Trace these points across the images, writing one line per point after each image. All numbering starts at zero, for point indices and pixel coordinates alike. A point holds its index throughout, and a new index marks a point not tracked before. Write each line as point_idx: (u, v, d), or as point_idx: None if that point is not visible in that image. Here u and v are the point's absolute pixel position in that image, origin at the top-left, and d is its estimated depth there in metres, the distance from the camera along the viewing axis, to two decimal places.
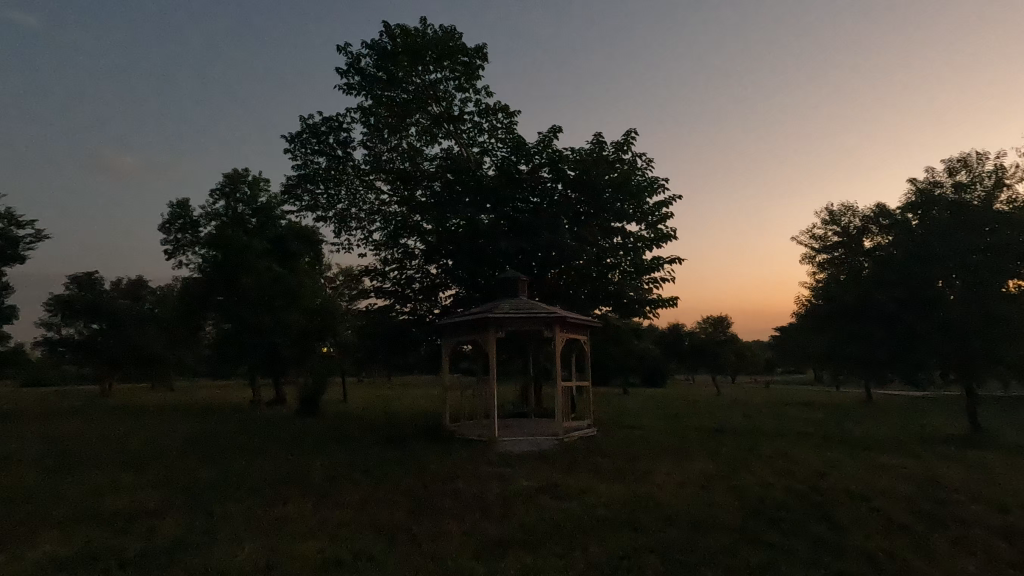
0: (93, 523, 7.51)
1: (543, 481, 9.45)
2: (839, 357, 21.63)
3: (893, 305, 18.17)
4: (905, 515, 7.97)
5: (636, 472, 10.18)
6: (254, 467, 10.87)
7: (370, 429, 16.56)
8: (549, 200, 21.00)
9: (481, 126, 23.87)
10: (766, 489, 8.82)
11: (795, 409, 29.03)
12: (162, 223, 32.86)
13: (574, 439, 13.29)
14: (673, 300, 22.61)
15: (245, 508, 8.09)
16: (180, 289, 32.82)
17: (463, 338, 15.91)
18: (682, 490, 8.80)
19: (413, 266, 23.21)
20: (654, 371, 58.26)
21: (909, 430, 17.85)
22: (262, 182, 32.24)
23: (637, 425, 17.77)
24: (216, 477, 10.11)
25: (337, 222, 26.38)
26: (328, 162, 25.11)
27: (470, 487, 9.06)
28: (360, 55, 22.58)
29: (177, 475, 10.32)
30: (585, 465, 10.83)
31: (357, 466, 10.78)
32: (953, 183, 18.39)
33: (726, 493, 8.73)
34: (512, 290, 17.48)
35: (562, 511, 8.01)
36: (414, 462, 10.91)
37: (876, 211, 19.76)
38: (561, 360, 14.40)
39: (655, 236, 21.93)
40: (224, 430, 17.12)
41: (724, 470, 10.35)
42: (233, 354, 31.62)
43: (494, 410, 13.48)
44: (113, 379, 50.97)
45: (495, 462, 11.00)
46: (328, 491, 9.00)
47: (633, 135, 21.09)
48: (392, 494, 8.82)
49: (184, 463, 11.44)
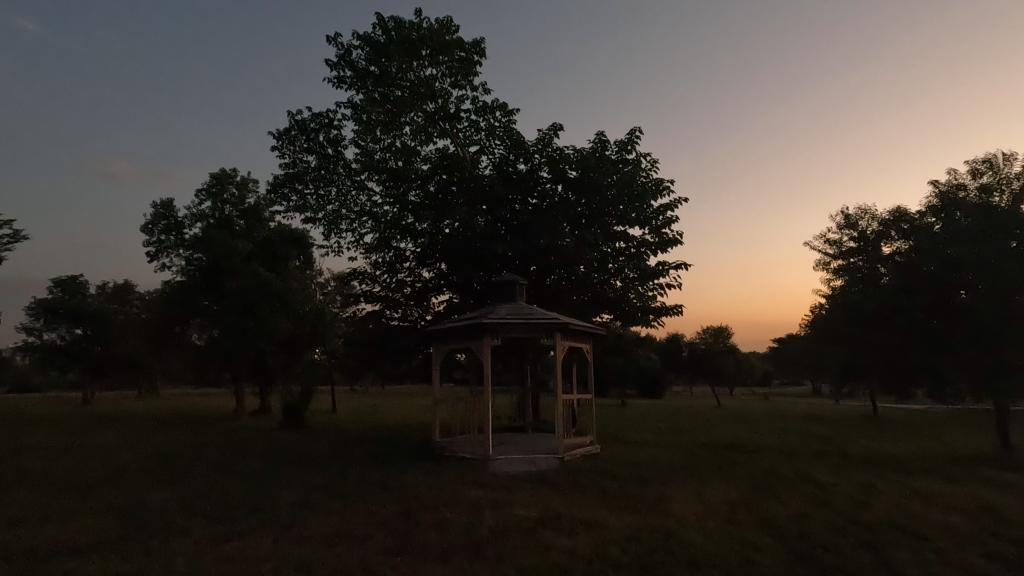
0: (4, 563, 6.36)
1: (545, 510, 8.30)
2: (854, 369, 20.52)
3: (918, 314, 17.01)
4: (978, 561, 6.81)
5: (649, 499, 9.03)
6: (215, 491, 9.71)
7: (354, 445, 15.38)
8: (549, 202, 19.82)
9: (478, 125, 22.78)
10: (805, 523, 7.65)
11: (805, 423, 27.78)
12: (144, 223, 31.54)
13: (576, 457, 12.09)
14: (678, 309, 21.48)
15: (191, 544, 6.92)
16: (164, 293, 31.63)
17: (455, 345, 14.71)
18: (706, 523, 7.69)
19: (405, 269, 22.06)
20: (652, 382, 57.13)
21: (932, 448, 16.69)
22: (251, 183, 31.01)
23: (641, 441, 16.53)
24: (169, 502, 8.96)
25: (327, 224, 25.18)
26: (317, 161, 23.97)
27: (458, 518, 7.88)
28: (351, 47, 21.41)
29: (126, 500, 9.17)
30: (591, 490, 9.65)
31: (333, 491, 9.62)
32: (977, 186, 17.35)
33: (757, 527, 7.58)
34: (509, 294, 16.31)
35: (570, 550, 6.83)
36: (398, 486, 9.74)
37: (895, 214, 18.63)
38: (562, 370, 13.09)
39: (660, 241, 20.82)
40: (194, 445, 15.88)
41: (750, 497, 9.19)
42: (217, 363, 30.36)
43: (489, 425, 12.10)
44: (96, 386, 49.70)
45: (489, 485, 9.85)
46: (292, 522, 7.81)
47: (638, 133, 20.05)
48: (367, 526, 7.66)
49: (139, 485, 10.26)
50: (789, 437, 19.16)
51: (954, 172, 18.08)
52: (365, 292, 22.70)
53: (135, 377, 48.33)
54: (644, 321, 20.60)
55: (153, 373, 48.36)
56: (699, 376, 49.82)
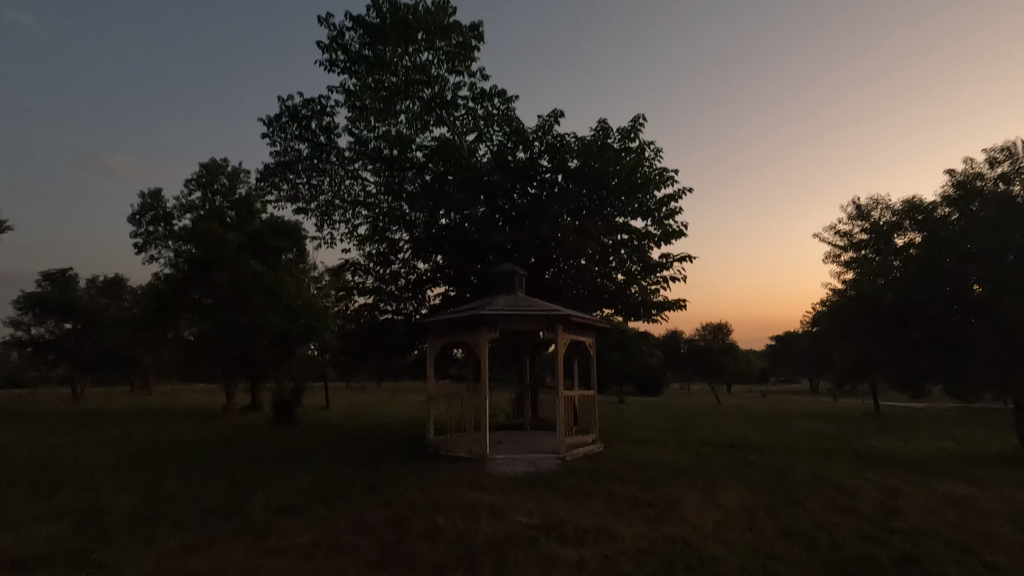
0: None
1: (548, 516, 7.63)
2: (865, 364, 19.85)
3: (936, 309, 16.28)
4: None
5: (661, 504, 8.33)
6: (190, 494, 9.00)
7: (344, 445, 14.63)
8: (549, 191, 19.09)
9: (475, 112, 22.02)
10: (836, 533, 7.00)
11: (809, 422, 27.09)
12: (131, 215, 30.70)
13: (578, 457, 11.38)
14: (681, 304, 20.74)
15: (152, 559, 6.22)
16: (152, 286, 30.82)
17: (450, 338, 13.95)
18: (726, 532, 7.03)
19: (399, 261, 21.25)
20: (651, 380, 56.40)
21: (948, 447, 16.04)
22: (242, 173, 30.21)
23: (645, 441, 15.79)
24: (138, 507, 8.26)
25: (319, 215, 24.39)
26: (310, 149, 23.15)
27: (452, 526, 7.17)
28: (344, 29, 20.60)
29: (92, 503, 8.48)
30: (597, 493, 8.94)
31: (318, 495, 8.90)
32: (996, 175, 16.60)
33: (785, 538, 6.88)
34: (508, 286, 15.54)
35: (578, 565, 6.13)
36: (389, 490, 9.02)
37: (910, 206, 17.80)
38: (564, 365, 12.32)
39: (664, 233, 20.11)
40: (177, 444, 15.11)
41: (772, 502, 8.45)
42: (207, 358, 29.61)
43: (486, 423, 11.35)
44: (85, 381, 48.81)
45: (486, 487, 9.15)
46: (268, 530, 7.12)
47: (641, 120, 19.36)
48: (352, 535, 6.96)
49: (110, 486, 9.57)
50: (797, 437, 18.44)
51: (971, 161, 17.33)
52: (358, 284, 21.94)
53: (127, 372, 47.49)
54: (646, 316, 19.86)
55: (144, 369, 47.45)
56: (698, 373, 49.04)
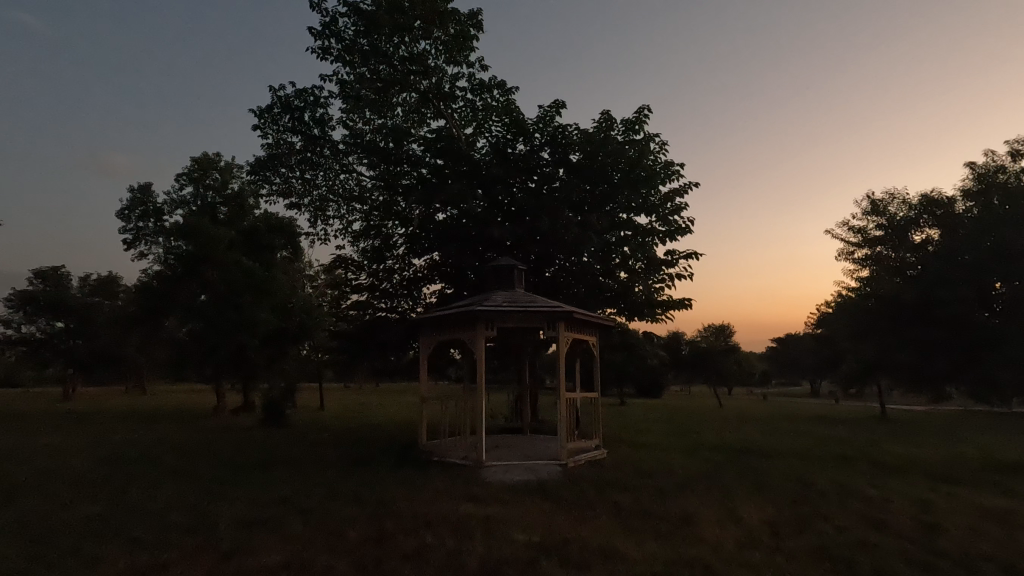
0: None
1: (550, 533, 6.86)
2: (879, 365, 19.05)
3: (957, 309, 15.50)
4: None
5: (674, 518, 7.58)
6: (155, 507, 8.18)
7: (332, 449, 13.85)
8: (550, 184, 18.34)
9: (474, 104, 21.24)
10: (873, 558, 6.23)
11: (817, 425, 26.30)
12: (120, 209, 29.91)
13: (580, 464, 10.60)
14: (687, 303, 20.01)
15: None
16: (142, 283, 30.04)
17: (446, 338, 13.15)
18: (750, 555, 6.25)
19: (394, 257, 20.46)
20: (651, 382, 55.67)
21: (969, 454, 15.30)
22: (234, 168, 29.40)
23: (650, 445, 14.99)
24: (94, 522, 7.44)
25: (313, 211, 23.59)
26: (303, 142, 22.34)
27: (441, 545, 6.40)
28: (338, 15, 19.78)
29: (45, 518, 7.66)
30: (603, 506, 8.16)
31: (296, 507, 8.10)
32: (1019, 168, 15.68)
33: (817, 562, 6.13)
34: (506, 281, 14.74)
35: None
36: (374, 502, 8.24)
37: (928, 200, 16.92)
38: (566, 366, 11.52)
39: (669, 229, 19.33)
40: (156, 449, 14.31)
41: (795, 517, 7.70)
42: (198, 357, 28.81)
43: (483, 426, 10.58)
44: (77, 381, 47.98)
45: (481, 498, 8.36)
46: (234, 549, 6.32)
47: (647, 111, 18.59)
48: (330, 554, 6.19)
49: (69, 498, 8.75)
50: (808, 442, 17.62)
51: (992, 153, 16.47)
52: (352, 281, 21.16)
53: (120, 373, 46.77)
54: (651, 315, 19.13)
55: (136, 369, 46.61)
56: (699, 375, 48.25)
